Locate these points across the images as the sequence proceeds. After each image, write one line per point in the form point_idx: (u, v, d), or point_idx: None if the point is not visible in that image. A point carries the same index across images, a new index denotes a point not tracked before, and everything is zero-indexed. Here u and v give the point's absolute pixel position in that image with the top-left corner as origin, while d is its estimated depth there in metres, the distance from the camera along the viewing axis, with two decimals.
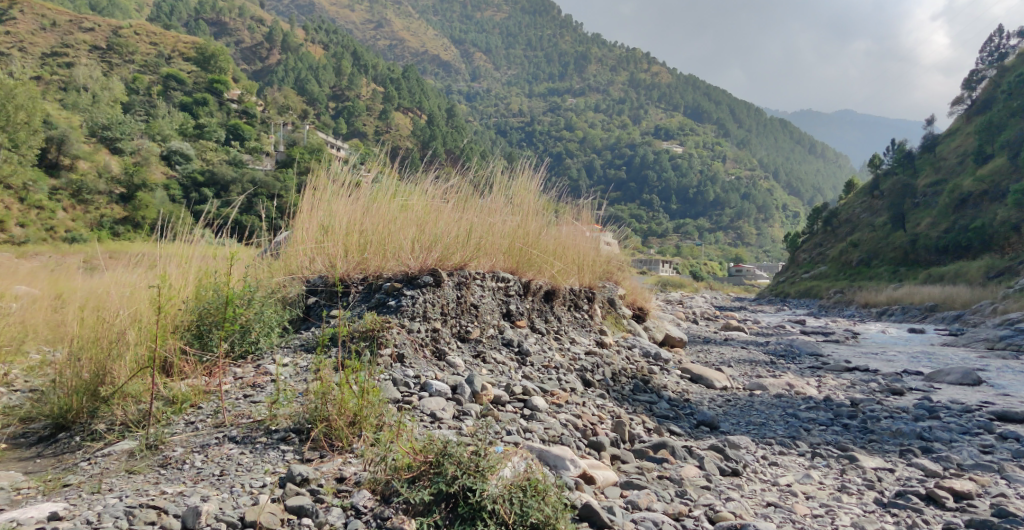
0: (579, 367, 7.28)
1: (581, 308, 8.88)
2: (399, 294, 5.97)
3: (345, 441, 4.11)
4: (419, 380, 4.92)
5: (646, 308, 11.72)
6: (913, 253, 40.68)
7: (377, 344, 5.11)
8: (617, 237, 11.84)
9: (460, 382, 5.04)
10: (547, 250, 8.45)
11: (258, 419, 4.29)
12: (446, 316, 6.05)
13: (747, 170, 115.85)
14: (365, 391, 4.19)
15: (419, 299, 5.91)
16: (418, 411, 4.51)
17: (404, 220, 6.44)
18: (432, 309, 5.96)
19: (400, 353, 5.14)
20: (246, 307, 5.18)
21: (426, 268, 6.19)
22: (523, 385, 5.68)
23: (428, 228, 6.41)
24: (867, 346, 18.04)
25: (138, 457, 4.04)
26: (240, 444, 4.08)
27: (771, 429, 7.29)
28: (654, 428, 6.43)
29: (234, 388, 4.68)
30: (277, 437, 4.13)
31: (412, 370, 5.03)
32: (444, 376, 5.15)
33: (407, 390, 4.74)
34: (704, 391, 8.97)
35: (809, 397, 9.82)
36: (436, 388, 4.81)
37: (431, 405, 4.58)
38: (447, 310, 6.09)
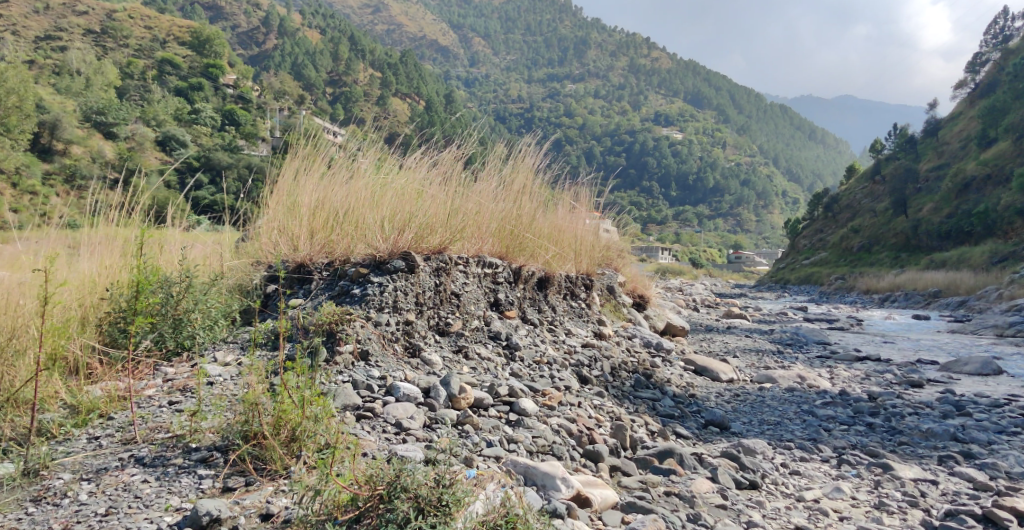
0: (574, 362, 6.61)
1: (579, 296, 8.24)
2: (366, 280, 5.20)
3: (281, 463, 3.44)
4: (385, 382, 4.20)
5: (648, 295, 11.04)
6: (915, 238, 40.03)
7: (335, 341, 4.36)
8: (617, 223, 11.17)
9: (434, 384, 4.32)
10: (541, 235, 7.75)
11: (175, 434, 3.61)
12: (422, 307, 5.32)
13: (745, 156, 114.89)
14: (305, 399, 3.48)
15: (390, 285, 5.15)
16: (380, 421, 3.80)
17: (379, 198, 5.70)
18: (405, 298, 5.20)
19: (366, 350, 4.43)
20: (178, 296, 4.48)
21: (399, 250, 5.43)
22: (509, 385, 4.97)
23: (406, 207, 5.67)
24: (875, 334, 17.34)
25: (7, 488, 3.33)
26: (146, 469, 3.40)
27: (788, 430, 6.60)
28: (657, 431, 5.74)
29: (159, 394, 4.00)
30: (196, 458, 3.46)
31: (378, 370, 4.31)
32: (415, 375, 4.44)
33: (370, 394, 4.02)
34: (710, 385, 8.30)
35: (823, 390, 9.16)
36: (404, 392, 4.09)
37: (396, 413, 3.87)
38: (423, 299, 5.36)
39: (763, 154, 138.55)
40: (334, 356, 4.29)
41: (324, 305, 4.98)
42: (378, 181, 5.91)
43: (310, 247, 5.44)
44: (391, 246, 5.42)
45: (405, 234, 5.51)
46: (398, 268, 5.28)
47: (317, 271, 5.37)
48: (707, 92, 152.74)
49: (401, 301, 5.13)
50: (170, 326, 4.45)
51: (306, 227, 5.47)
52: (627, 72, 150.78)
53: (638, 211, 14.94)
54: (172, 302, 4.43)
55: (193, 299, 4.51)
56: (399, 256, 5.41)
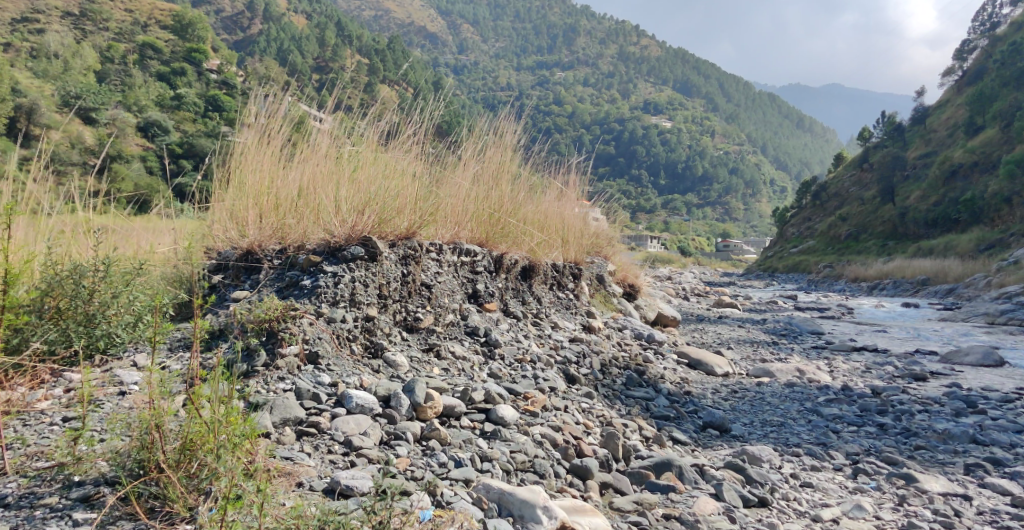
0: (561, 359, 6.01)
1: (566, 287, 7.68)
2: (318, 269, 4.55)
3: (184, 503, 2.84)
4: (335, 390, 3.59)
5: (638, 285, 10.46)
6: (903, 226, 39.72)
7: (277, 342, 3.73)
8: (606, 211, 10.58)
9: (395, 392, 3.70)
10: (524, 220, 7.17)
11: (58, 463, 3.02)
12: (386, 300, 4.71)
13: (732, 144, 114.49)
14: (223, 418, 2.87)
15: (345, 275, 4.49)
16: (323, 441, 3.23)
17: (339, 174, 5.06)
18: (365, 290, 4.57)
19: (316, 351, 3.81)
20: (86, 291, 3.85)
21: (356, 235, 4.79)
22: (485, 389, 4.40)
23: (371, 185, 5.02)
24: (867, 323, 16.82)
25: None
26: (7, 511, 2.81)
27: (794, 433, 6.02)
28: (651, 437, 5.18)
29: (55, 409, 3.42)
30: (77, 497, 2.89)
31: (329, 376, 3.69)
32: (372, 381, 3.81)
33: (315, 406, 3.43)
34: (705, 380, 7.74)
35: (825, 386, 8.57)
36: (358, 402, 3.49)
37: (345, 430, 3.30)
38: (388, 291, 4.74)
39: (750, 142, 138.35)
40: (277, 358, 3.68)
41: (274, 297, 4.36)
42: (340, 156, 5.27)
43: (258, 229, 4.77)
44: (350, 229, 4.78)
45: (368, 214, 4.88)
46: (357, 256, 4.67)
47: (266, 258, 4.73)
48: (695, 81, 152.26)
49: (360, 293, 4.49)
50: (80, 323, 3.85)
51: (255, 206, 4.79)
52: (616, 59, 149.77)
53: (627, 198, 14.33)
54: (81, 296, 3.83)
55: (101, 293, 3.89)
56: (357, 242, 4.77)
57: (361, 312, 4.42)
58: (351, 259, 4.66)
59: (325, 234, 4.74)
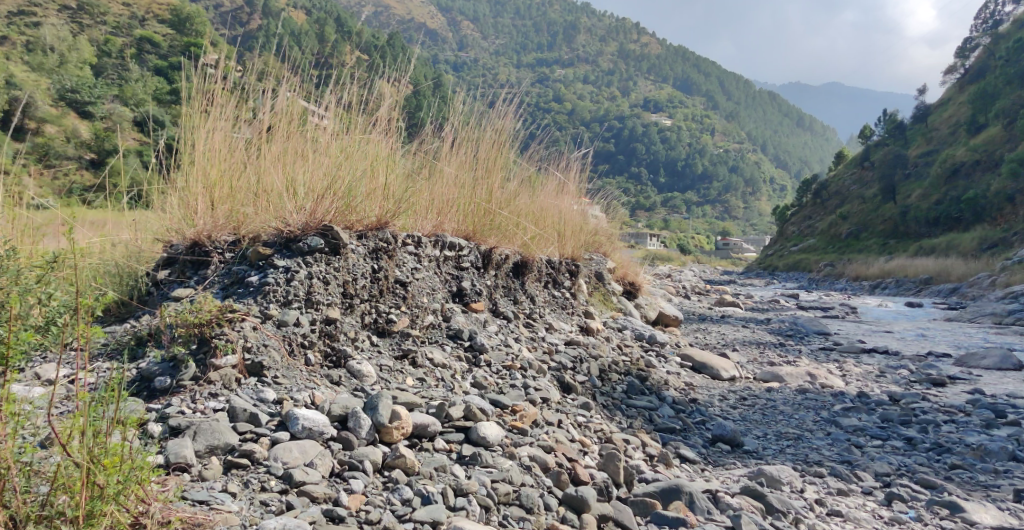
0: (555, 364, 5.44)
1: (561, 285, 7.12)
2: (268, 263, 3.94)
3: None
4: (280, 411, 3.10)
5: (638, 283, 9.87)
6: (904, 225, 39.15)
7: (209, 353, 3.22)
8: (606, 206, 10.04)
9: (354, 410, 3.17)
10: (517, 212, 6.58)
11: None
12: (352, 300, 4.12)
13: (732, 142, 113.64)
14: (102, 459, 2.41)
15: (301, 271, 3.89)
16: (252, 478, 2.78)
17: (304, 157, 4.47)
18: (329, 287, 3.98)
19: (260, 361, 3.31)
20: None
21: (316, 224, 4.20)
22: (466, 403, 3.84)
23: (336, 168, 4.40)
24: (873, 324, 16.20)
25: None
26: None
27: (813, 448, 5.44)
28: (656, 455, 4.62)
29: None
30: None
31: (272, 393, 3.20)
32: (328, 397, 3.28)
33: (252, 430, 2.97)
34: (711, 385, 7.17)
35: (839, 391, 7.98)
36: (305, 424, 3.01)
37: (283, 462, 2.85)
38: (354, 290, 4.15)
39: (749, 140, 137.62)
40: (210, 370, 3.18)
41: (216, 296, 3.78)
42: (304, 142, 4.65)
43: (207, 216, 4.15)
44: (308, 217, 4.15)
45: (334, 201, 4.28)
46: (316, 248, 4.07)
47: (216, 249, 4.12)
48: (695, 79, 151.61)
49: (318, 292, 3.89)
50: None
51: (205, 190, 4.19)
52: (617, 56, 148.57)
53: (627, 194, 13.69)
54: None
55: None
56: (316, 233, 4.16)
57: (321, 312, 3.82)
58: (312, 251, 4.06)
59: (278, 223, 4.12)
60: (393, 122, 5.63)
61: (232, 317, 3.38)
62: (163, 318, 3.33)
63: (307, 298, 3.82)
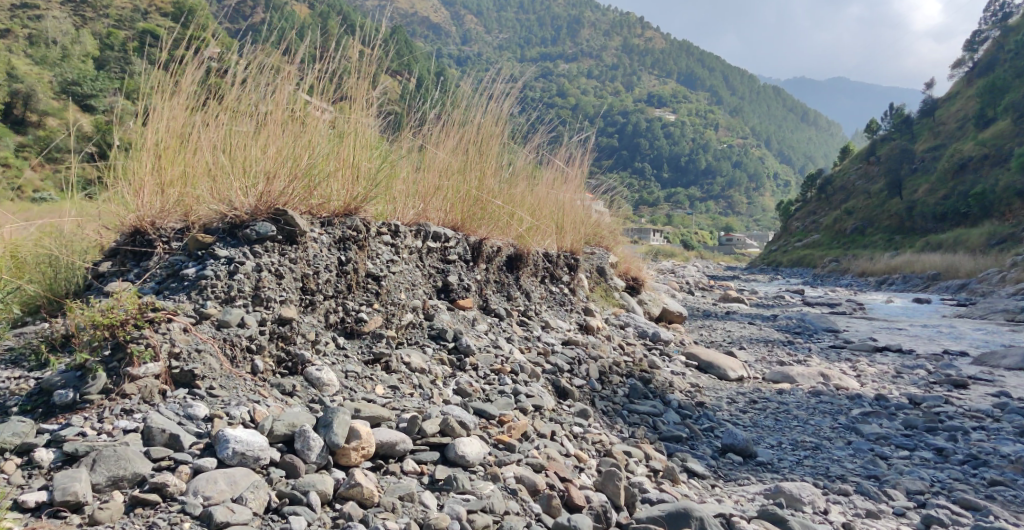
0: (551, 366, 4.95)
1: (559, 280, 6.62)
2: (209, 253, 3.43)
3: None
4: (207, 432, 2.72)
5: (642, 278, 9.35)
6: (909, 221, 38.52)
7: (128, 362, 2.82)
8: (612, 200, 9.53)
9: (301, 431, 2.76)
10: (512, 200, 6.07)
11: None
12: (313, 297, 3.62)
13: (735, 136, 112.68)
14: None
15: (247, 263, 3.39)
16: (162, 515, 2.41)
17: (261, 134, 3.98)
18: (285, 280, 3.50)
19: (192, 370, 2.91)
20: None
21: (273, 210, 3.69)
22: (439, 413, 3.36)
23: (299, 147, 3.91)
24: (883, 321, 15.64)
25: None
26: None
27: (834, 459, 4.94)
28: (661, 470, 4.13)
29: None
30: None
31: (202, 409, 2.80)
32: (270, 411, 2.87)
33: (170, 456, 2.59)
34: (719, 386, 6.68)
35: (855, 393, 7.47)
36: (234, 447, 2.61)
37: (201, 494, 2.47)
38: (315, 285, 3.65)
39: (753, 136, 136.55)
40: (125, 382, 2.80)
41: (146, 291, 3.28)
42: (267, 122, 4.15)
43: (150, 200, 3.64)
44: (258, 201, 3.65)
45: (291, 182, 3.78)
46: (268, 235, 3.56)
47: (161, 237, 3.62)
48: (698, 74, 150.45)
49: (270, 287, 3.40)
50: None
51: (154, 170, 3.70)
52: (621, 50, 147.36)
53: (632, 186, 13.12)
54: None
55: None
56: (267, 219, 3.65)
57: (275, 310, 3.34)
58: (263, 240, 3.56)
59: (222, 206, 3.61)
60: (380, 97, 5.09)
61: (154, 319, 2.94)
62: (74, 319, 2.93)
63: (255, 294, 3.32)
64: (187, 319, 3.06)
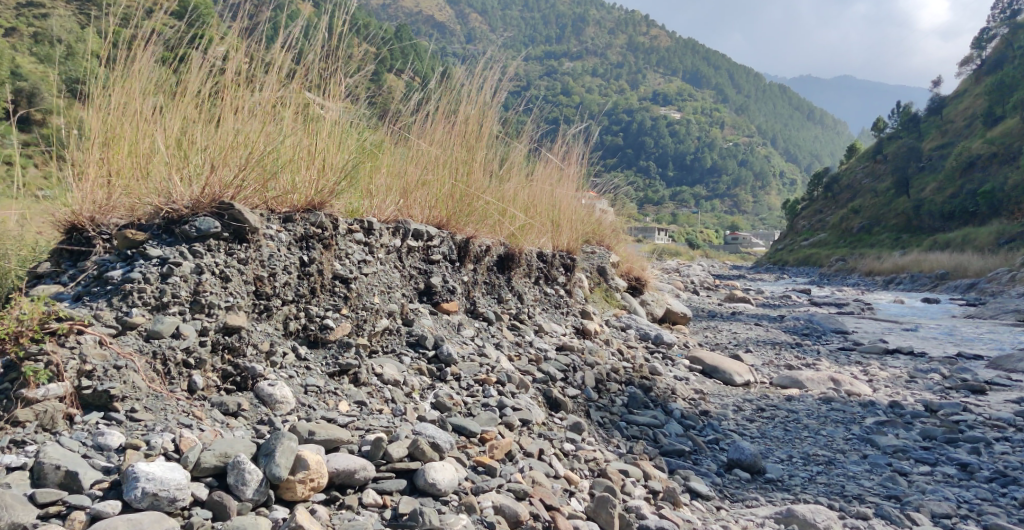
0: (543, 374, 4.57)
1: (555, 281, 6.24)
2: (139, 253, 3.06)
3: None
4: (112, 467, 2.37)
5: (645, 278, 8.93)
6: (916, 219, 38.00)
7: (22, 384, 2.47)
8: (615, 199, 9.12)
9: (236, 463, 2.43)
10: (505, 196, 5.68)
11: None
12: (267, 302, 3.26)
13: (740, 135, 112.15)
14: None
15: (184, 264, 3.03)
16: None
17: (214, 119, 3.60)
18: (233, 283, 3.15)
19: (108, 390, 2.57)
20: None
21: (222, 203, 3.32)
22: (406, 432, 3.00)
23: (253, 134, 3.53)
24: (893, 322, 15.17)
25: None
26: None
27: (851, 473, 4.55)
28: (661, 491, 3.75)
29: None
30: None
31: (114, 438, 2.45)
32: (197, 440, 2.52)
33: (62, 499, 2.24)
34: (724, 392, 6.29)
35: (868, 398, 7.05)
36: (142, 487, 2.27)
37: None
38: (269, 289, 3.29)
39: (759, 135, 135.86)
40: (18, 407, 2.44)
41: (65, 296, 2.92)
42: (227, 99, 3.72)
43: (92, 192, 3.30)
44: (199, 194, 3.29)
45: (243, 172, 3.42)
46: (212, 231, 3.18)
47: (99, 234, 3.25)
48: (704, 73, 149.71)
49: (213, 291, 3.05)
50: None
51: (99, 161, 3.34)
52: (626, 48, 146.53)
53: (637, 182, 12.68)
54: None
55: None
56: (209, 214, 3.27)
57: (219, 318, 3.00)
58: (206, 237, 3.19)
59: (158, 198, 3.25)
60: (361, 81, 4.68)
61: (57, 332, 2.59)
62: None
63: (194, 301, 2.98)
64: (107, 330, 2.72)
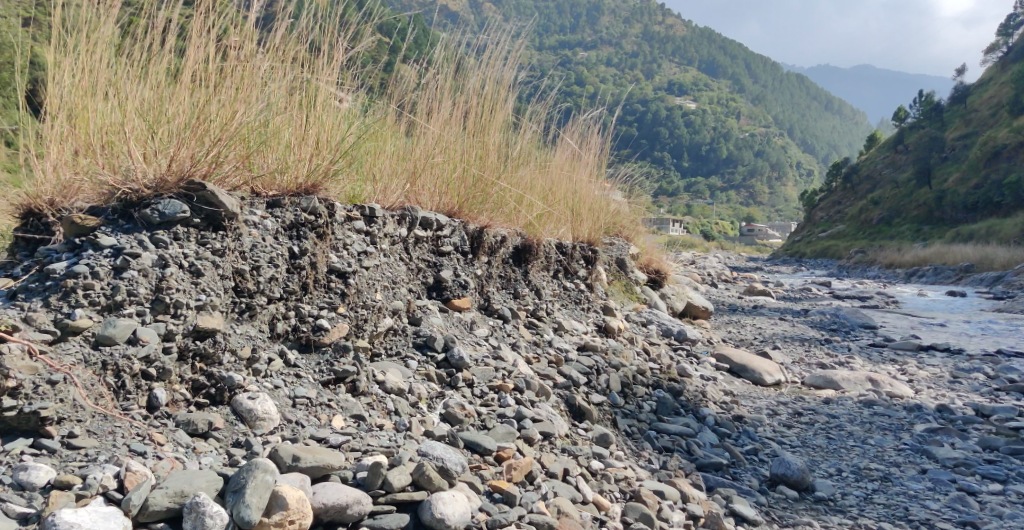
0: (565, 378, 4.11)
1: (574, 275, 5.77)
2: (90, 242, 2.64)
3: None
4: (31, 513, 1.95)
5: (664, 271, 8.40)
6: (938, 211, 37.09)
7: None
8: (632, 189, 8.59)
9: (195, 507, 2.03)
10: (521, 184, 5.20)
11: None
12: (249, 300, 2.83)
13: (757, 125, 110.71)
14: None
15: (145, 256, 2.61)
16: None
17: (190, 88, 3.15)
18: (205, 278, 2.71)
19: (38, 412, 2.16)
20: None
21: (195, 185, 2.86)
22: (409, 454, 2.56)
23: (229, 104, 3.06)
24: (921, 317, 14.51)
25: None
26: None
27: (913, 493, 4.05)
28: (702, 516, 3.28)
29: None
30: None
31: (42, 474, 2.05)
32: (147, 476, 2.11)
33: None
34: (756, 394, 5.78)
35: (911, 400, 6.51)
36: None
37: None
38: (250, 285, 2.85)
39: (775, 124, 134.21)
40: None
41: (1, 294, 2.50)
42: (199, 62, 3.21)
43: (56, 173, 2.89)
44: (164, 172, 2.85)
45: (222, 147, 2.97)
46: (179, 216, 2.75)
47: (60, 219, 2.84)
48: (719, 62, 148.00)
49: (180, 288, 2.62)
50: None
51: (64, 138, 2.92)
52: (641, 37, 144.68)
53: (652, 171, 12.08)
54: None
55: None
56: (175, 196, 2.84)
57: (189, 319, 2.59)
58: (172, 224, 2.76)
59: (114, 177, 2.81)
60: (364, 51, 4.18)
61: None
62: None
63: (156, 300, 2.54)
64: (41, 337, 2.31)
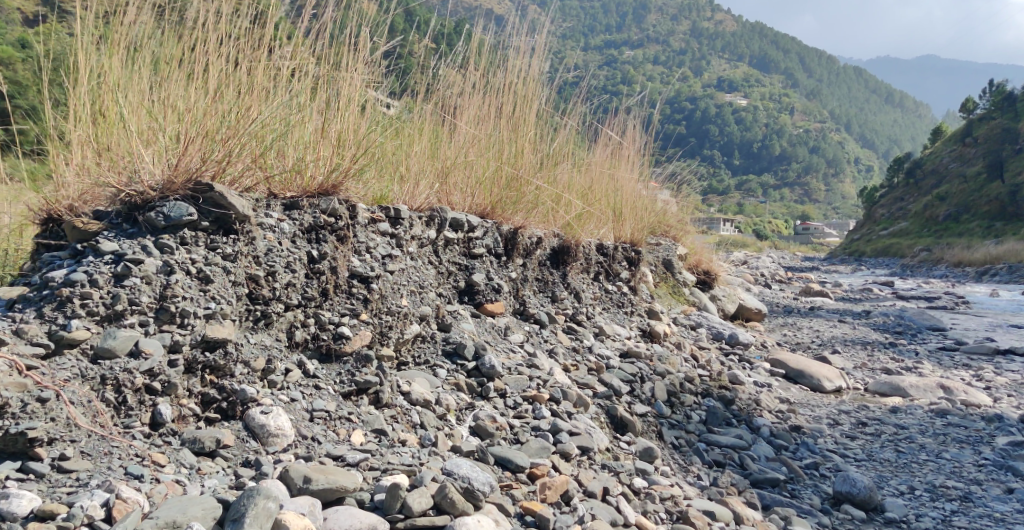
0: (605, 387, 3.89)
1: (617, 277, 5.51)
2: (93, 249, 2.54)
3: None
4: None
5: (714, 271, 8.07)
6: (1011, 207, 35.35)
7: None
8: (679, 191, 8.28)
9: None
10: (559, 183, 4.99)
11: None
12: (264, 308, 2.71)
13: (814, 121, 107.77)
14: None
15: (150, 263, 2.49)
16: None
17: (207, 87, 3.04)
18: (214, 284, 2.59)
19: (24, 432, 2.04)
20: None
21: (205, 186, 2.75)
22: (432, 473, 2.40)
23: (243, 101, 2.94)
24: (992, 318, 13.74)
25: None
26: None
27: (996, 516, 3.69)
28: None
29: None
30: None
31: (25, 501, 1.93)
32: (141, 504, 2.00)
33: None
34: (814, 402, 5.43)
35: (987, 409, 6.05)
36: None
37: None
38: (263, 290, 2.72)
39: (834, 120, 130.44)
40: None
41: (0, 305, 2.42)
42: (215, 60, 3.11)
43: (74, 178, 2.81)
44: (172, 173, 2.74)
45: (235, 148, 2.85)
46: (185, 220, 2.64)
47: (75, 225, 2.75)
48: (774, 58, 144.56)
49: (187, 296, 2.50)
50: None
51: (82, 142, 2.85)
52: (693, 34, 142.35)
53: (702, 169, 11.68)
54: None
55: None
56: (183, 198, 2.73)
57: (197, 329, 2.47)
58: (179, 228, 2.64)
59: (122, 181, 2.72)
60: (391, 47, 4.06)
61: None
62: None
63: (160, 309, 2.44)
64: (33, 351, 2.20)
